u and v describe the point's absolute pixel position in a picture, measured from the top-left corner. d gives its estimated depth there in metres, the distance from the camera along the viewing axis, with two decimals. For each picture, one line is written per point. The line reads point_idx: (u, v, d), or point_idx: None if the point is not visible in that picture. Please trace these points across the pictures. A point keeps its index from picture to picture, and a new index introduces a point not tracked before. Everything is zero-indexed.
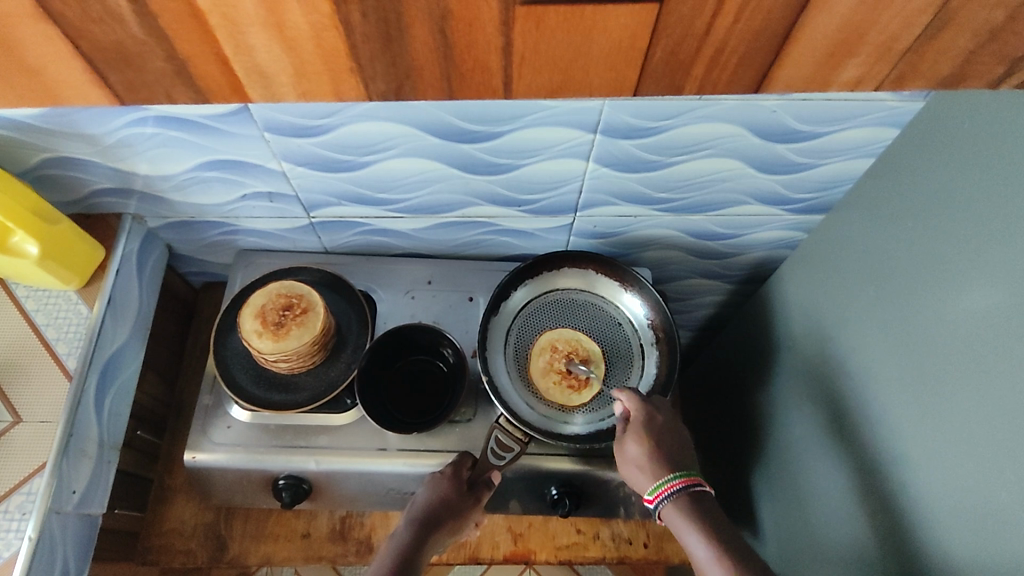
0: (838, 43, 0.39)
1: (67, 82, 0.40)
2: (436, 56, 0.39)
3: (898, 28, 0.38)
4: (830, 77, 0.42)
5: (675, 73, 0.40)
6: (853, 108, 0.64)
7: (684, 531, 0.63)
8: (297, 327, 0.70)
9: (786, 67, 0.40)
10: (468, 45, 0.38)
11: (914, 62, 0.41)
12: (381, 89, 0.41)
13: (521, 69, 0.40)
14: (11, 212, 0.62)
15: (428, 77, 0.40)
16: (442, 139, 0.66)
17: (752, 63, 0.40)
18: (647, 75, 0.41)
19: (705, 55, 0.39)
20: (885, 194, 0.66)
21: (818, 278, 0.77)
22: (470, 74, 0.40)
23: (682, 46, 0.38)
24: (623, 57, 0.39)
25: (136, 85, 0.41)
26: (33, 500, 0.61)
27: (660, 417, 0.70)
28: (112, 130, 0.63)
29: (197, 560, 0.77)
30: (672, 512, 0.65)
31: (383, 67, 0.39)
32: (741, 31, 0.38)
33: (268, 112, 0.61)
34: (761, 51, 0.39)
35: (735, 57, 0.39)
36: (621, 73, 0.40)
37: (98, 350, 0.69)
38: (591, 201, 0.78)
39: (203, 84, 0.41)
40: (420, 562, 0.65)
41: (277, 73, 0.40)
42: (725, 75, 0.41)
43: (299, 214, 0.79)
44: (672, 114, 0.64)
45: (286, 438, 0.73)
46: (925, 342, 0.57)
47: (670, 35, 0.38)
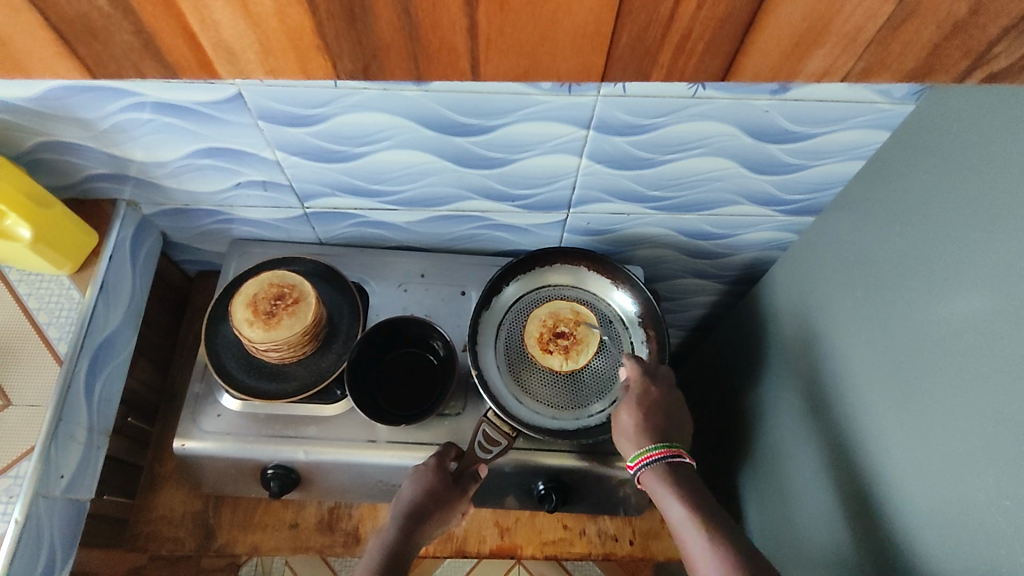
0: (803, 32, 0.41)
1: (35, 55, 0.42)
2: (402, 37, 0.41)
3: (862, 20, 0.40)
4: (797, 67, 0.44)
5: (642, 60, 0.43)
6: (846, 109, 0.64)
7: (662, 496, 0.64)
8: (288, 317, 0.70)
9: (751, 59, 0.43)
10: (432, 29, 0.40)
11: (882, 54, 0.43)
12: (346, 69, 0.43)
13: (487, 51, 0.42)
14: (5, 195, 0.62)
15: (393, 57, 0.42)
16: (435, 132, 0.66)
17: (717, 49, 0.42)
18: (614, 61, 0.43)
19: (671, 41, 0.41)
20: (876, 196, 0.66)
21: (808, 279, 0.77)
22: (438, 56, 0.42)
23: (647, 33, 0.40)
24: (589, 42, 0.41)
25: (104, 60, 0.43)
26: (20, 483, 0.61)
27: (657, 391, 0.71)
28: (107, 114, 0.64)
29: (185, 547, 0.78)
30: (651, 480, 0.66)
31: (348, 48, 0.41)
32: (705, 18, 0.39)
33: (260, 100, 0.62)
34: (727, 38, 0.41)
35: (701, 42, 0.41)
36: (588, 58, 0.43)
37: (88, 335, 0.69)
38: (584, 197, 0.78)
39: (172, 60, 0.42)
40: (409, 557, 0.65)
41: (244, 50, 0.42)
42: (691, 62, 0.43)
43: (293, 204, 0.79)
44: (664, 111, 0.64)
45: (275, 428, 0.73)
46: (913, 344, 0.57)
47: (636, 19, 0.39)
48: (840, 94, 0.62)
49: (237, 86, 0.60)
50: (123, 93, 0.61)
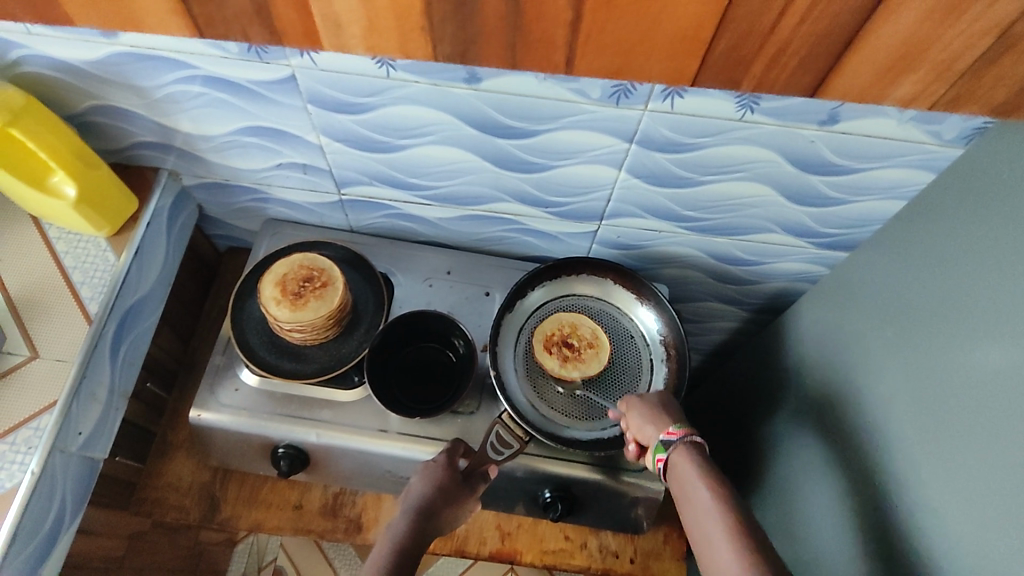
0: (901, 55, 0.43)
1: (150, 10, 0.46)
2: (507, 23, 0.44)
3: (954, 53, 0.43)
4: (886, 91, 0.47)
5: (733, 69, 0.46)
6: (893, 147, 0.63)
7: (685, 481, 0.58)
8: (315, 299, 0.71)
9: (841, 77, 0.45)
10: (537, 19, 0.43)
11: (972, 86, 0.45)
12: (445, 52, 0.47)
13: (585, 47, 0.45)
14: (55, 151, 0.64)
15: (493, 43, 0.45)
16: (479, 131, 0.67)
17: (811, 64, 0.44)
18: (706, 67, 0.46)
19: (766, 53, 0.44)
20: (915, 237, 0.65)
21: (836, 314, 0.76)
22: (536, 46, 0.45)
23: (743, 43, 0.43)
24: (684, 45, 0.44)
25: (215, 21, 0.46)
26: (39, 435, 0.63)
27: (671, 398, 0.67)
28: (162, 84, 0.65)
29: (189, 516, 0.78)
30: (678, 462, 0.60)
31: (451, 31, 0.45)
32: (806, 32, 0.42)
33: (313, 84, 0.63)
34: (821, 55, 0.44)
35: (795, 58, 0.44)
36: (679, 61, 0.45)
37: (119, 298, 0.71)
38: (618, 210, 0.78)
39: (280, 26, 0.46)
40: (419, 557, 0.63)
41: (352, 24, 0.45)
42: (783, 74, 0.46)
43: (330, 189, 0.80)
44: (710, 132, 0.64)
45: (291, 408, 0.73)
46: (942, 389, 0.56)
47: (735, 28, 0.42)
48: (889, 131, 0.62)
49: (292, 68, 0.61)
50: (180, 64, 0.62)
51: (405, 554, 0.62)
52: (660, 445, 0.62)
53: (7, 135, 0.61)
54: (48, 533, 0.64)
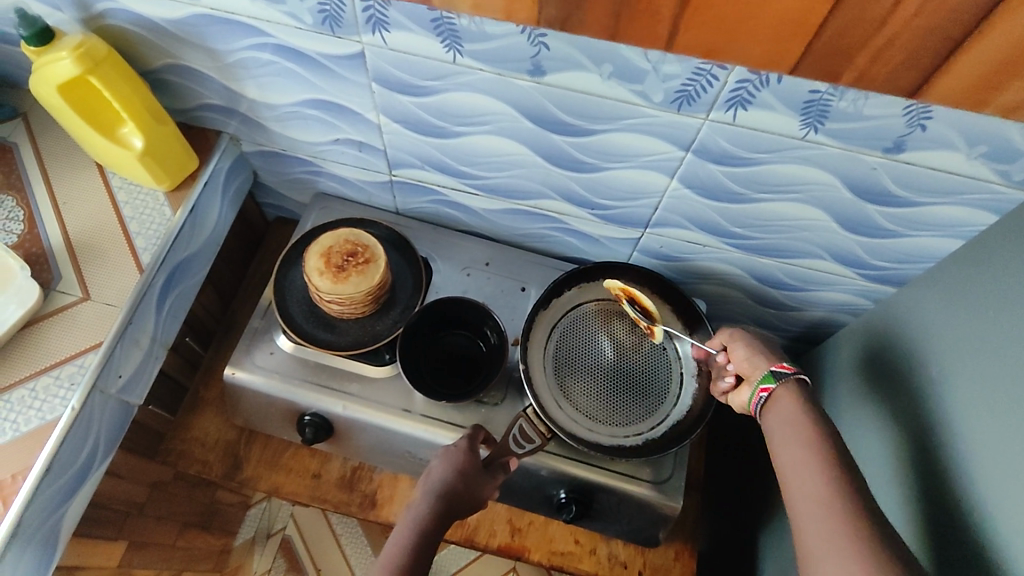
0: (1011, 63, 0.44)
1: None
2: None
3: None
4: (992, 97, 0.47)
5: (831, 59, 0.47)
6: (957, 183, 0.62)
7: (785, 408, 0.58)
8: (357, 274, 0.72)
9: (947, 79, 0.46)
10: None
11: None
12: (548, 15, 0.50)
13: (688, 21, 0.47)
14: (127, 104, 0.66)
15: (595, 10, 0.48)
16: (536, 125, 0.67)
17: (917, 64, 0.46)
18: (807, 56, 0.47)
19: (872, 46, 0.45)
20: (969, 278, 0.63)
21: (879, 349, 0.74)
22: (635, 18, 0.48)
23: (852, 32, 0.45)
24: (792, 30, 0.45)
25: None
26: (82, 373, 0.65)
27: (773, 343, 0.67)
28: (234, 49, 0.67)
29: (211, 472, 0.80)
30: (781, 395, 0.59)
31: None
32: (917, 27, 0.43)
33: (380, 63, 0.64)
34: (931, 52, 0.45)
35: (903, 53, 0.45)
36: (778, 48, 0.47)
37: (170, 252, 0.73)
38: (664, 219, 0.77)
39: None
40: (439, 539, 0.62)
41: None
42: (886, 70, 0.47)
43: (381, 169, 0.81)
44: (770, 148, 0.63)
45: (321, 377, 0.75)
46: (981, 435, 0.55)
47: (847, 18, 0.44)
48: (957, 165, 0.60)
49: (361, 45, 0.62)
50: (254, 31, 0.64)
51: (425, 537, 0.62)
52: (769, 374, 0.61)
53: (87, 83, 0.63)
54: (79, 469, 0.66)
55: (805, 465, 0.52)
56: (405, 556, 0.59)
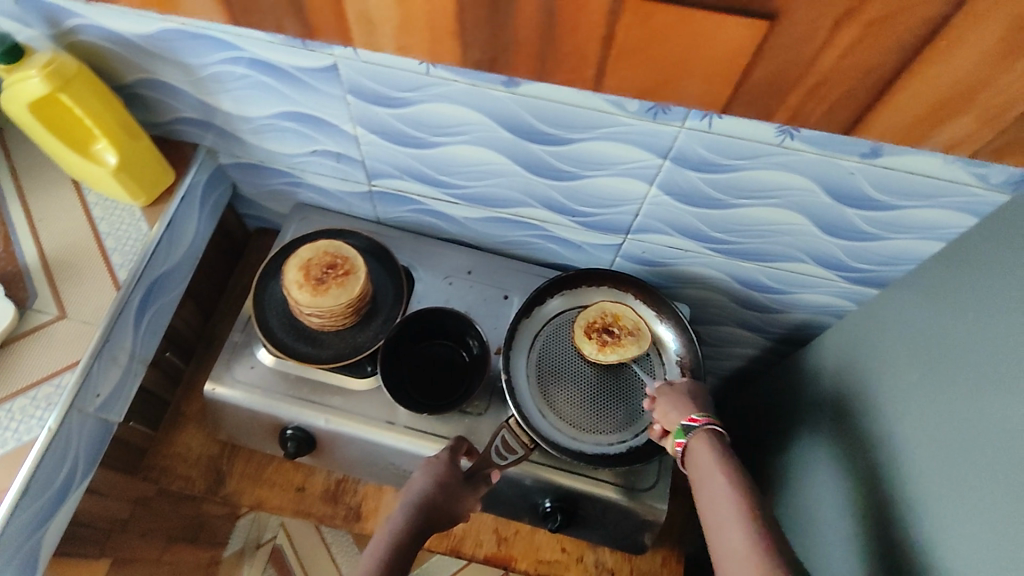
0: (949, 97, 0.43)
1: None
2: (538, 36, 0.45)
3: (1008, 101, 0.43)
4: (926, 134, 0.47)
5: (765, 97, 0.46)
6: (934, 186, 0.61)
7: (703, 458, 0.60)
8: (336, 286, 0.72)
9: (882, 116, 0.46)
10: (569, 33, 0.44)
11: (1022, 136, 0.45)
12: (474, 57, 0.48)
13: (614, 63, 0.46)
14: (100, 120, 0.66)
15: (522, 54, 0.47)
16: (513, 135, 0.67)
17: (852, 101, 0.45)
18: (740, 94, 0.46)
19: (805, 84, 0.44)
20: (948, 281, 0.63)
21: (861, 352, 0.74)
22: (563, 59, 0.46)
23: (784, 73, 0.43)
24: (722, 68, 0.44)
25: (249, 11, 0.48)
26: (60, 393, 0.64)
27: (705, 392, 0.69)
28: (207, 63, 0.66)
29: (194, 487, 0.80)
30: (698, 443, 0.62)
31: (483, 38, 0.46)
32: (848, 66, 0.42)
33: (354, 76, 0.63)
34: (863, 91, 0.44)
35: (838, 90, 0.44)
36: (712, 86, 0.46)
37: (148, 268, 0.72)
38: (645, 225, 0.77)
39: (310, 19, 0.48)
40: (416, 551, 0.62)
41: (384, 25, 0.47)
42: (822, 107, 0.46)
43: (361, 179, 0.81)
44: (745, 154, 0.63)
45: (302, 390, 0.74)
46: (964, 440, 0.54)
47: (776, 60, 0.43)
48: (933, 169, 0.60)
49: (334, 58, 0.62)
50: (226, 46, 0.64)
51: (402, 547, 0.61)
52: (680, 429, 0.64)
53: (58, 101, 0.63)
54: (57, 490, 0.65)
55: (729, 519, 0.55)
56: (381, 563, 0.58)
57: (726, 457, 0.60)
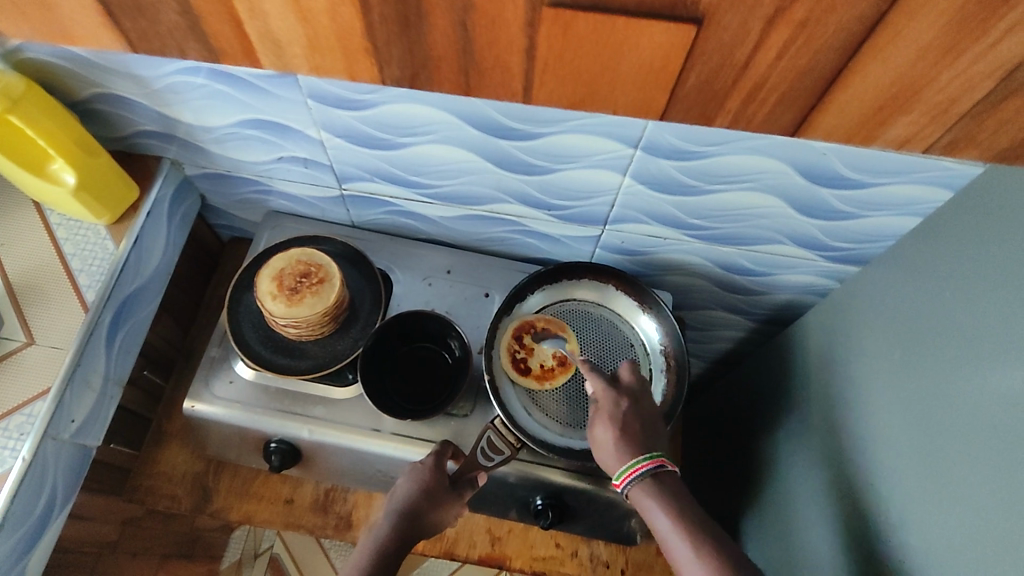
0: (890, 95, 0.43)
1: (81, 23, 0.46)
2: (456, 49, 0.44)
3: (956, 91, 0.42)
4: (877, 131, 0.46)
5: (705, 103, 0.45)
6: (907, 162, 0.61)
7: (647, 508, 0.60)
8: (311, 295, 0.70)
9: (827, 116, 0.45)
10: (487, 46, 0.43)
11: (973, 128, 0.44)
12: (393, 74, 0.47)
13: (541, 76, 0.45)
14: (54, 139, 0.64)
15: (442, 69, 0.46)
16: (480, 132, 0.65)
17: (793, 102, 0.44)
18: (677, 100, 0.45)
19: (743, 88, 0.43)
20: (925, 257, 0.63)
21: (843, 332, 0.74)
22: (488, 73, 0.45)
23: (717, 76, 0.42)
24: (654, 76, 0.43)
25: (149, 36, 0.46)
26: (32, 422, 0.63)
27: (627, 404, 0.66)
28: (162, 75, 0.64)
29: (180, 506, 0.79)
30: (639, 493, 0.62)
31: (398, 54, 0.45)
32: (784, 68, 0.41)
33: (312, 80, 0.62)
34: (805, 92, 0.43)
35: (775, 93, 0.43)
36: (646, 94, 0.45)
37: (117, 287, 0.70)
38: (621, 215, 0.76)
39: (216, 44, 0.46)
40: (400, 557, 0.63)
41: (292, 45, 0.45)
42: (761, 111, 0.45)
43: (331, 183, 0.79)
44: (716, 140, 0.62)
45: (284, 403, 0.73)
46: (944, 417, 0.54)
47: (706, 65, 0.42)
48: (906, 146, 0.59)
49: None
50: None
51: (387, 554, 0.62)
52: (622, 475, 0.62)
53: (7, 122, 0.60)
54: (36, 521, 0.64)
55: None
56: None
57: (670, 500, 0.60)
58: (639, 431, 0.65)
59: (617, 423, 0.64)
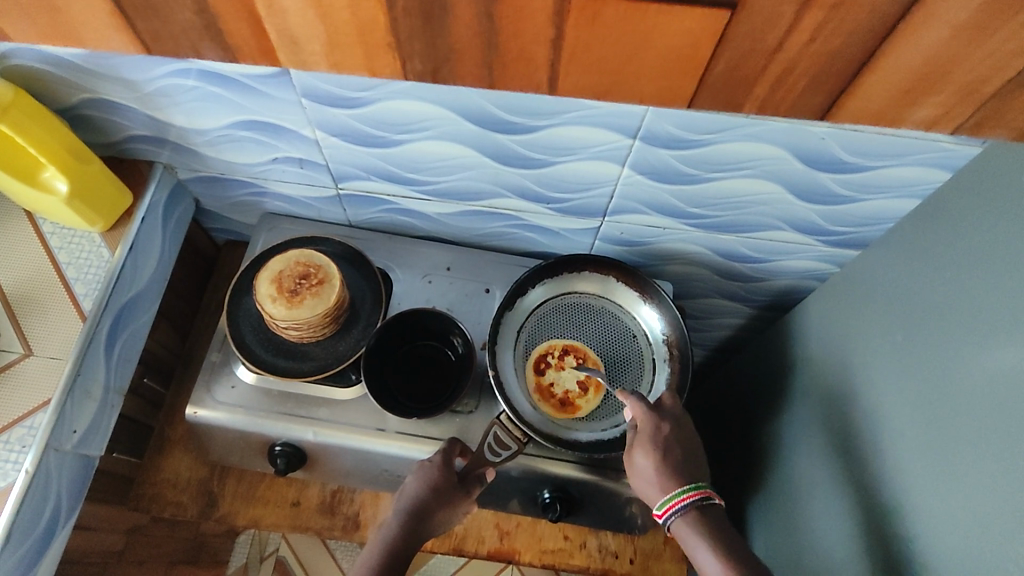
0: (920, 77, 0.42)
1: (86, 24, 0.45)
2: (481, 41, 0.43)
3: (986, 73, 0.41)
4: (906, 114, 0.46)
5: (733, 88, 0.45)
6: (906, 145, 0.61)
7: (693, 545, 0.61)
8: (312, 296, 0.70)
9: (855, 99, 0.45)
10: (513, 38, 0.42)
11: (1001, 109, 0.44)
12: (415, 69, 0.46)
13: (568, 65, 0.44)
14: (45, 147, 0.62)
15: (467, 62, 0.45)
16: (478, 127, 0.65)
17: (820, 88, 0.44)
18: (706, 86, 0.45)
19: (772, 73, 0.43)
20: (925, 238, 0.63)
21: (844, 316, 0.74)
22: (513, 64, 0.45)
23: (746, 63, 0.42)
24: (684, 64, 0.43)
25: (161, 36, 0.46)
26: (33, 434, 0.62)
27: (669, 427, 0.67)
28: (152, 78, 0.63)
29: (186, 513, 0.78)
30: (683, 527, 0.62)
31: (421, 50, 0.44)
32: (814, 52, 0.41)
33: (305, 79, 0.61)
34: (834, 76, 0.43)
35: (803, 79, 0.43)
36: (672, 80, 0.45)
37: (114, 294, 0.70)
38: (621, 206, 0.76)
39: (233, 43, 0.46)
40: (409, 555, 0.64)
41: (310, 43, 0.45)
42: (789, 96, 0.45)
43: (327, 183, 0.78)
44: (716, 128, 0.61)
45: (287, 406, 0.73)
46: (948, 396, 0.55)
47: (736, 50, 0.41)
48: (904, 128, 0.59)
49: None
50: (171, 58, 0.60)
51: (395, 553, 0.63)
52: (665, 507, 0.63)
53: None
54: (41, 533, 0.64)
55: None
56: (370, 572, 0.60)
57: (714, 537, 0.61)
58: (682, 457, 0.66)
59: (658, 448, 0.65)
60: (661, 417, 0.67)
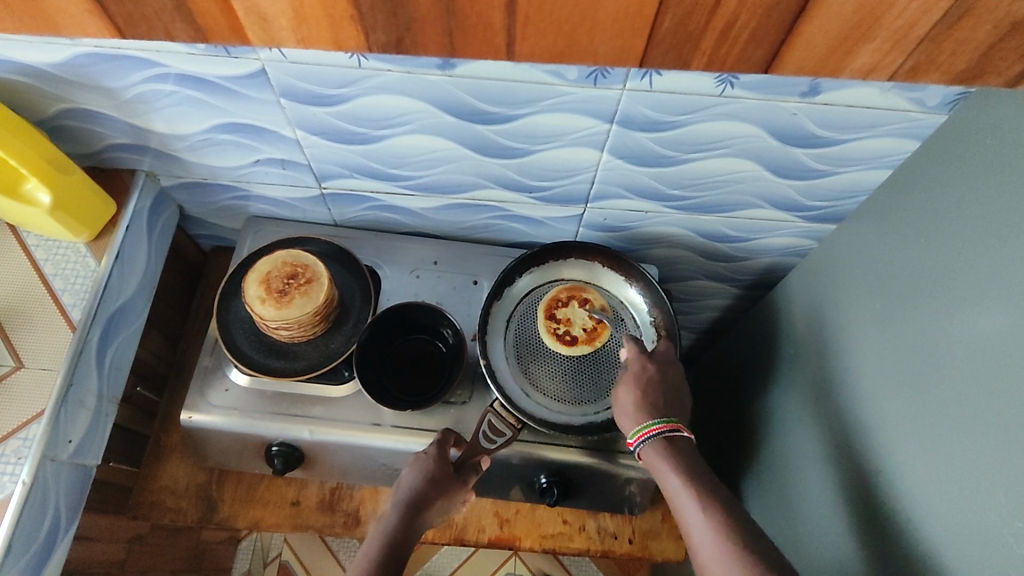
0: (852, 26, 0.44)
1: (64, 12, 0.46)
2: (439, 8, 0.44)
3: (914, 16, 0.43)
4: (843, 62, 0.47)
5: (680, 46, 0.45)
6: (874, 116, 0.62)
7: (660, 471, 0.62)
8: (300, 296, 0.70)
9: (793, 52, 0.46)
10: (469, 3, 0.43)
11: (932, 52, 0.46)
12: (380, 41, 0.47)
13: (525, 30, 0.45)
14: (26, 160, 0.63)
15: (428, 29, 0.46)
16: (457, 118, 0.66)
17: (761, 39, 0.44)
18: (655, 45, 0.46)
19: (714, 29, 0.44)
20: (899, 207, 0.65)
21: (824, 289, 0.76)
22: (473, 29, 0.45)
23: (692, 17, 0.43)
24: (630, 23, 0.44)
25: (137, 19, 0.46)
26: (28, 445, 0.62)
27: (655, 370, 0.69)
28: (130, 84, 0.64)
29: (186, 518, 0.79)
30: (650, 454, 0.64)
31: (383, 18, 0.45)
32: (751, 6, 0.42)
33: (283, 78, 0.61)
34: (771, 28, 0.44)
35: (745, 32, 0.44)
36: (624, 40, 0.45)
37: (102, 304, 0.70)
38: (603, 192, 0.77)
39: (205, 22, 0.46)
40: (409, 547, 0.64)
41: (279, 18, 0.45)
42: (735, 49, 0.46)
43: (310, 183, 0.79)
44: (689, 110, 0.63)
45: (282, 405, 0.73)
46: (929, 358, 0.56)
47: (678, 7, 0.42)
48: (871, 100, 0.60)
49: (260, 61, 0.60)
50: (148, 63, 0.61)
51: (396, 545, 0.63)
52: (638, 434, 0.65)
53: None
54: (43, 541, 0.64)
55: (703, 536, 0.56)
56: (372, 564, 0.60)
57: (680, 459, 0.62)
58: (663, 398, 0.67)
59: (639, 385, 0.67)
60: (648, 357, 0.69)
